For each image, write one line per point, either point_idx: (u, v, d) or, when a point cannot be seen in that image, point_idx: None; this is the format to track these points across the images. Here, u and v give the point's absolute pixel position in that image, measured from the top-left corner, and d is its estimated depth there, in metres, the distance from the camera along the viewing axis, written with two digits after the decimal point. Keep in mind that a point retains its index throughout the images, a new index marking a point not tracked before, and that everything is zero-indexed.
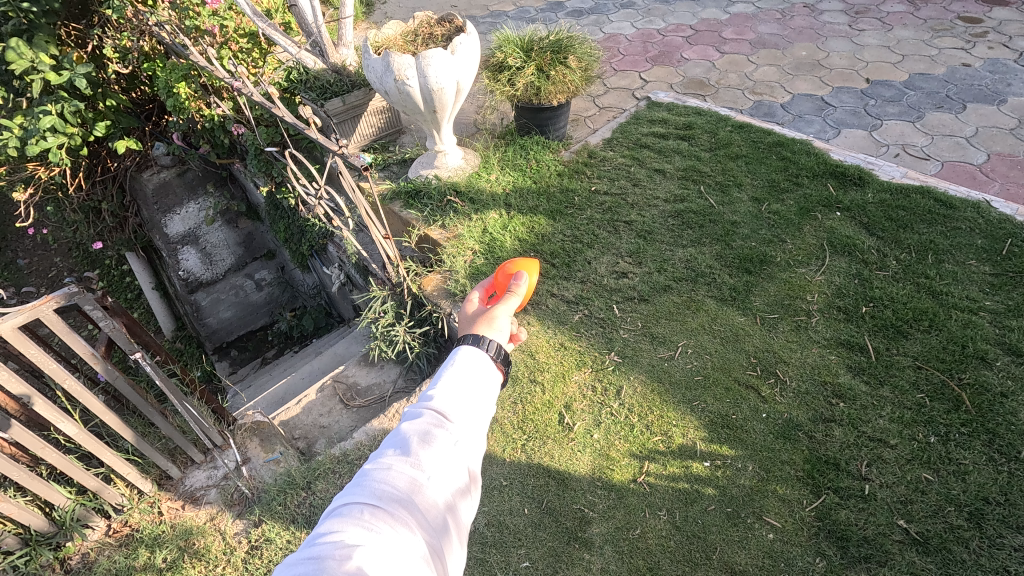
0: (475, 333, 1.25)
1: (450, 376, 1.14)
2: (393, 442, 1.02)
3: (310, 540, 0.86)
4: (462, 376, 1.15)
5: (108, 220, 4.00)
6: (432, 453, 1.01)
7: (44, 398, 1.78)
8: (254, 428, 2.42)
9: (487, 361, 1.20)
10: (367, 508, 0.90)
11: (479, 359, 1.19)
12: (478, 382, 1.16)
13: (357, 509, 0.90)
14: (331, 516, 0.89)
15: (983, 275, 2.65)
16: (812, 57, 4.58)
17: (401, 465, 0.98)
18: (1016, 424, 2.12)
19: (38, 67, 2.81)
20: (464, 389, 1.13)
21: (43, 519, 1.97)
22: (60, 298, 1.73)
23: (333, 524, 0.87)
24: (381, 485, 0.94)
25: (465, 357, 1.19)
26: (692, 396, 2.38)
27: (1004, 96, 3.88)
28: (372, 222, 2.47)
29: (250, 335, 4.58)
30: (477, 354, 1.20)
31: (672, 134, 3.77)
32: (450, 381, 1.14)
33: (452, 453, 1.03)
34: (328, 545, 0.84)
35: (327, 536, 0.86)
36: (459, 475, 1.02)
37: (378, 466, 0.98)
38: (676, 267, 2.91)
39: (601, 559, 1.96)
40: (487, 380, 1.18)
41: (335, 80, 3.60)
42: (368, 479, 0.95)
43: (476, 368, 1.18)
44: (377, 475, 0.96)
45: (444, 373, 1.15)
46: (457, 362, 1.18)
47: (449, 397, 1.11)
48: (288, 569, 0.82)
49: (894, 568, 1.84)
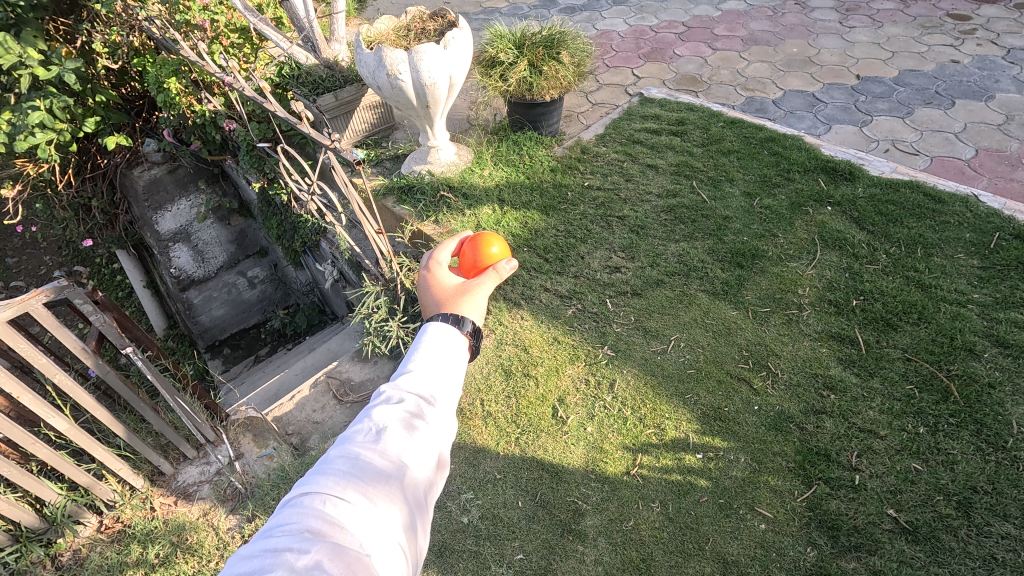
0: (446, 312, 1.26)
1: (421, 356, 1.15)
2: (361, 428, 1.01)
3: (266, 532, 0.83)
4: (433, 358, 1.15)
5: (98, 218, 3.99)
6: (402, 440, 1.00)
7: (34, 392, 1.76)
8: (248, 424, 2.44)
9: (458, 338, 1.21)
10: (331, 498, 0.88)
11: (451, 335, 1.20)
12: (449, 360, 1.16)
13: (320, 499, 0.87)
14: (290, 508, 0.86)
15: (971, 268, 2.68)
16: (804, 53, 4.61)
17: (368, 453, 0.96)
18: (1004, 415, 2.15)
19: (27, 62, 2.78)
20: (436, 370, 1.13)
21: (33, 515, 1.96)
22: (49, 291, 1.71)
23: (294, 516, 0.84)
24: (346, 474, 0.92)
25: (436, 334, 1.20)
26: (685, 389, 2.40)
27: (992, 91, 3.92)
28: (365, 217, 2.46)
29: (243, 334, 4.57)
30: (450, 332, 1.21)
31: (664, 129, 3.79)
32: (421, 363, 1.14)
33: (423, 441, 1.02)
34: (286, 538, 0.81)
35: (285, 527, 0.83)
36: (430, 459, 1.01)
37: (343, 453, 0.96)
38: (669, 262, 2.92)
39: (595, 550, 1.97)
40: (458, 357, 1.18)
41: (327, 76, 3.64)
42: (332, 468, 0.93)
43: (448, 345, 1.18)
44: (341, 463, 0.94)
45: (416, 355, 1.16)
46: (427, 341, 1.18)
47: (421, 383, 1.11)
48: (243, 563, 0.79)
49: (883, 557, 1.86)
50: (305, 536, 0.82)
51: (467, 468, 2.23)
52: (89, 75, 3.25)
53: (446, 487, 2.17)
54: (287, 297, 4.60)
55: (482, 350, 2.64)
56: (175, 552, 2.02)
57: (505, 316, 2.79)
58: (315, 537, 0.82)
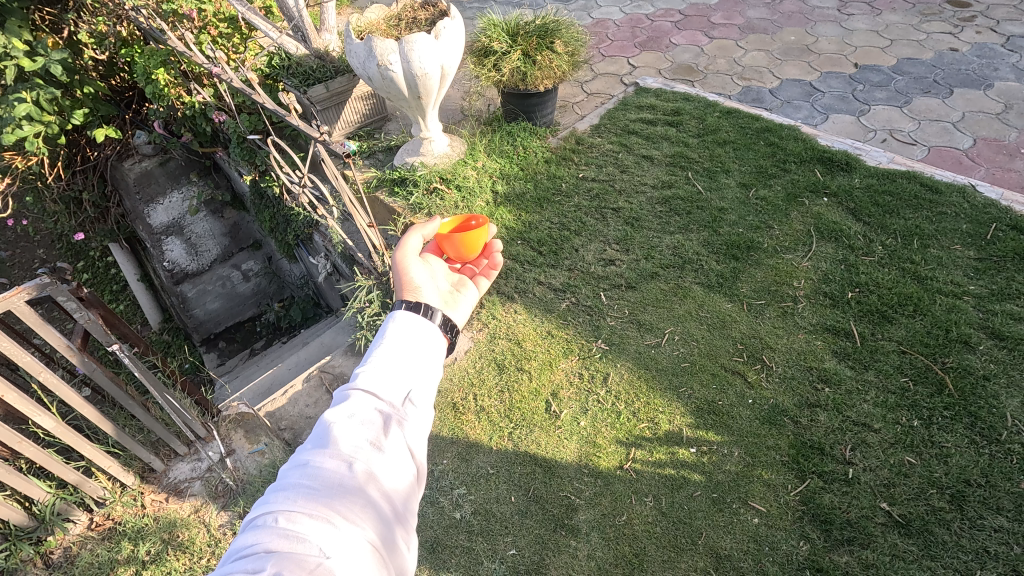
0: (406, 299, 1.26)
1: (382, 349, 1.13)
2: (317, 434, 0.98)
3: (223, 559, 0.82)
4: (396, 350, 1.13)
5: (90, 211, 3.91)
6: (360, 441, 0.97)
7: (18, 391, 1.73)
8: (239, 419, 2.41)
9: (430, 329, 1.21)
10: (286, 512, 0.86)
11: (420, 324, 1.20)
12: (418, 351, 1.15)
13: (275, 515, 0.85)
14: (246, 529, 0.85)
15: (968, 260, 2.66)
16: (801, 41, 4.55)
17: (322, 457, 0.94)
18: (998, 407, 2.14)
19: (11, 52, 2.74)
20: (398, 362, 1.12)
21: (22, 513, 1.94)
22: (31, 289, 1.68)
23: (249, 537, 0.83)
24: (301, 483, 0.89)
25: (401, 322, 1.19)
26: (678, 383, 2.38)
27: (990, 80, 3.88)
28: (356, 211, 2.41)
29: (239, 327, 4.49)
30: (418, 321, 1.20)
31: (660, 119, 3.75)
32: (382, 356, 1.12)
33: (385, 437, 1.00)
34: (241, 561, 0.80)
35: (240, 550, 0.82)
36: (396, 455, 0.99)
37: (297, 464, 0.94)
38: (663, 255, 2.90)
39: (588, 545, 1.96)
40: (431, 346, 1.19)
41: (318, 67, 3.51)
42: (287, 480, 0.91)
43: (418, 335, 1.18)
44: (296, 473, 0.92)
45: (376, 349, 1.13)
46: (392, 332, 1.17)
47: (379, 376, 1.08)
48: None
49: (875, 550, 1.86)
50: (259, 555, 0.81)
51: (459, 463, 2.22)
52: (77, 66, 3.21)
53: (439, 483, 2.16)
54: (283, 290, 4.55)
55: (475, 345, 2.62)
56: (165, 549, 2.01)
57: (498, 309, 2.77)
58: (269, 555, 0.80)
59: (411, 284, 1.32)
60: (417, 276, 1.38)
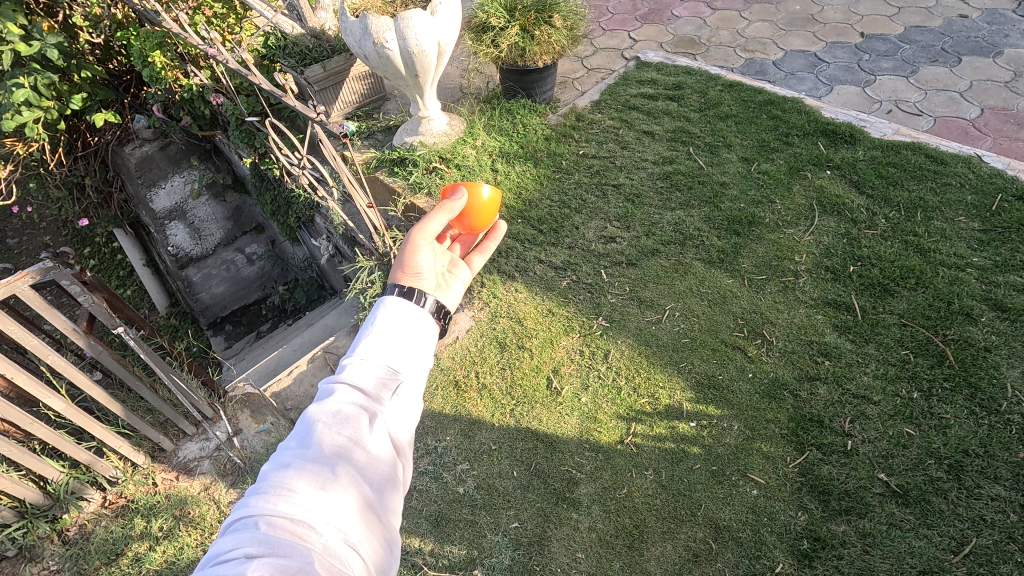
0: (399, 284, 1.27)
1: (371, 337, 1.15)
2: (299, 433, 0.99)
3: (202, 566, 0.82)
4: (384, 339, 1.15)
5: (93, 197, 3.91)
6: (339, 439, 0.98)
7: (27, 373, 1.75)
8: (245, 399, 2.44)
9: (425, 318, 1.23)
10: (265, 518, 0.86)
11: (411, 310, 1.21)
12: (407, 335, 1.17)
13: (255, 521, 0.86)
14: (225, 535, 0.85)
15: (972, 232, 2.63)
16: (806, 11, 4.45)
17: (302, 459, 0.94)
18: (999, 378, 2.15)
19: (7, 37, 2.74)
20: (385, 352, 1.13)
21: (37, 492, 2.00)
22: (35, 273, 1.69)
23: (228, 543, 0.83)
24: (280, 487, 0.90)
25: (392, 308, 1.20)
26: (678, 358, 2.40)
27: (1000, 47, 3.79)
28: (355, 191, 2.36)
29: (245, 310, 4.48)
30: (409, 306, 1.21)
31: (661, 94, 3.70)
32: (371, 347, 1.13)
33: (365, 434, 1.01)
34: (222, 565, 0.80)
35: (221, 556, 0.81)
36: (376, 449, 1.01)
37: (278, 465, 0.94)
38: (664, 231, 2.89)
39: (589, 517, 2.00)
40: (421, 330, 1.20)
41: (314, 46, 3.47)
42: (267, 483, 0.91)
43: (410, 322, 1.19)
44: (276, 476, 0.92)
45: (365, 336, 1.15)
46: (382, 318, 1.18)
47: (363, 368, 1.09)
48: None
49: (873, 519, 1.88)
50: (239, 560, 0.80)
51: (461, 439, 2.25)
52: (73, 50, 3.19)
53: (443, 459, 2.19)
54: (286, 273, 4.49)
55: (476, 324, 2.63)
56: (177, 525, 2.07)
57: (499, 288, 2.77)
58: (248, 561, 0.80)
59: (414, 271, 1.32)
60: (423, 261, 1.36)
